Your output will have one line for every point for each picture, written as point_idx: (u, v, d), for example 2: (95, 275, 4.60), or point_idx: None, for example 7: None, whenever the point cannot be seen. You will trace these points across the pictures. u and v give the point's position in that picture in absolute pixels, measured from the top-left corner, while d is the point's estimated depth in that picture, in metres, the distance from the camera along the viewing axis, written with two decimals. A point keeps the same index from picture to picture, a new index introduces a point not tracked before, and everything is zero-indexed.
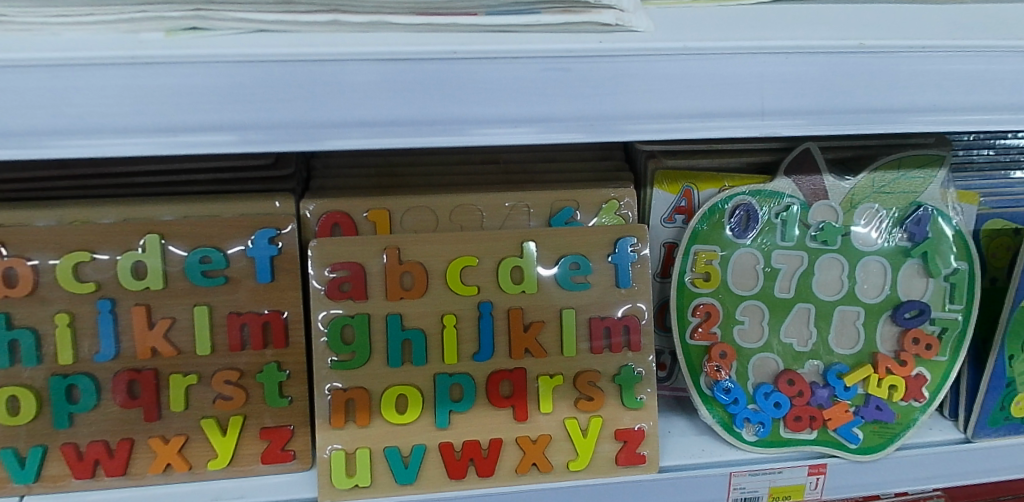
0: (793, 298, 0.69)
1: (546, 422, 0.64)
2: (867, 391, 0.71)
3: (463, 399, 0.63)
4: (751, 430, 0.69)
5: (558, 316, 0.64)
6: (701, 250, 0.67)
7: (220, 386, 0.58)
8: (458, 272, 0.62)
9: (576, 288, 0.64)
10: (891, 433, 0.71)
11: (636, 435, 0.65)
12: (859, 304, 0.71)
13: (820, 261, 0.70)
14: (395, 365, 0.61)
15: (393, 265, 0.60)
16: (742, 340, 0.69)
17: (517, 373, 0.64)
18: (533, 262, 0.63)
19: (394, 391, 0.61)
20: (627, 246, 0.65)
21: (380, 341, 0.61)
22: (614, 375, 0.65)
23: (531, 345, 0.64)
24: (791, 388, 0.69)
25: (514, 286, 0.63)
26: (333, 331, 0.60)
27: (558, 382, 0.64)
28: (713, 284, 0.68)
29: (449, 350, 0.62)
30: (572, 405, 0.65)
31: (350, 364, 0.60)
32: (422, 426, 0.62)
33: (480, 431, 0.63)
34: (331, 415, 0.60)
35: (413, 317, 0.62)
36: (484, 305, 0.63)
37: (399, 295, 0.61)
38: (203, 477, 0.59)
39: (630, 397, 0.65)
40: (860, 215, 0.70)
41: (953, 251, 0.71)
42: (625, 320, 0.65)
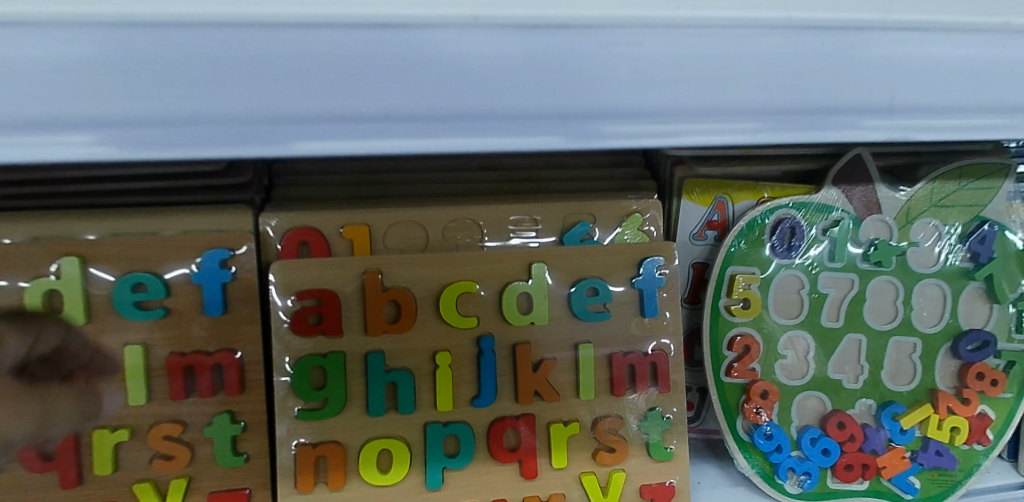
0: (841, 328, 0.60)
1: (558, 479, 0.54)
2: (926, 434, 0.61)
3: (460, 454, 0.52)
4: (795, 481, 0.59)
5: (573, 352, 0.54)
6: (738, 272, 0.57)
7: (157, 443, 0.47)
8: (454, 300, 0.51)
9: (593, 319, 0.54)
10: (951, 481, 0.62)
11: (664, 491, 0.55)
12: (916, 334, 0.61)
13: (872, 285, 0.60)
14: (377, 414, 0.51)
15: (375, 292, 0.50)
16: (785, 377, 0.59)
17: (525, 420, 0.53)
18: (544, 289, 0.53)
19: (375, 445, 0.50)
20: (654, 268, 0.55)
21: (357, 385, 0.50)
22: (639, 421, 0.55)
23: (541, 386, 0.53)
24: (842, 433, 0.59)
25: (520, 316, 0.53)
26: (300, 374, 0.49)
27: (573, 430, 0.54)
28: (752, 311, 0.58)
29: (444, 394, 0.52)
30: (590, 457, 0.54)
31: (320, 414, 0.50)
32: (410, 487, 0.51)
33: (480, 491, 0.52)
34: (297, 476, 0.49)
35: (400, 355, 0.51)
36: (485, 340, 0.52)
37: (381, 329, 0.50)
38: None
39: (656, 447, 0.55)
40: (916, 232, 0.61)
41: (1018, 273, 0.62)
42: (653, 357, 0.55)
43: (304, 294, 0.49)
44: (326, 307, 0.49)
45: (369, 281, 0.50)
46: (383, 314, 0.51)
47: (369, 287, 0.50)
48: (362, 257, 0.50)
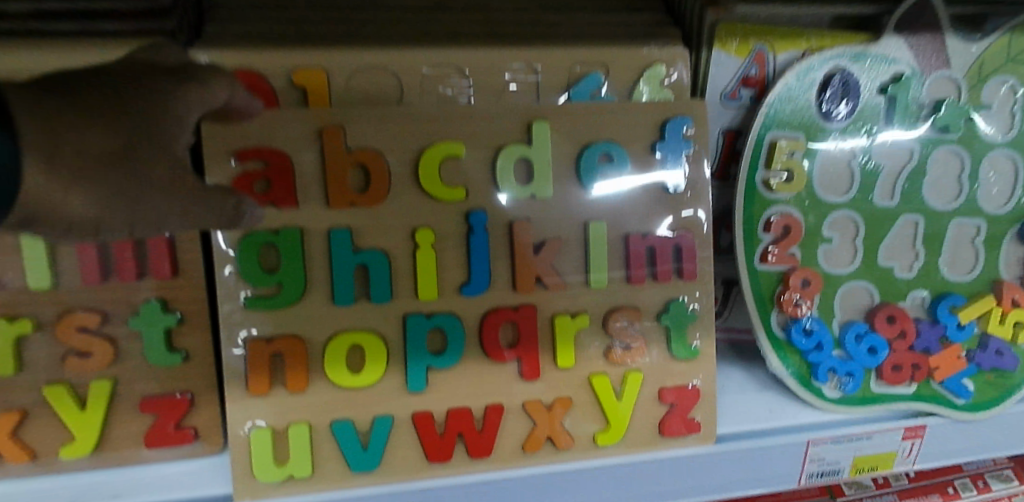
0: (897, 208, 0.51)
1: (563, 382, 0.46)
2: (985, 330, 0.53)
3: (447, 352, 0.43)
4: (835, 385, 0.51)
5: (581, 232, 0.45)
6: (779, 138, 0.48)
7: (69, 338, 0.38)
8: (435, 166, 0.42)
9: (607, 193, 0.45)
10: (1010, 384, 0.54)
11: (686, 395, 0.47)
12: (981, 216, 0.52)
13: (934, 156, 0.51)
14: (345, 304, 0.42)
15: (338, 154, 0.40)
16: (828, 265, 0.50)
17: (525, 312, 0.44)
18: (547, 154, 0.43)
19: (343, 340, 0.42)
20: (680, 129, 0.45)
21: (319, 268, 0.41)
22: (659, 314, 0.47)
23: (543, 272, 0.44)
24: (892, 328, 0.51)
25: (519, 188, 0.43)
26: (247, 253, 0.40)
27: (582, 325, 0.45)
28: (794, 187, 0.48)
29: (426, 280, 0.42)
30: (602, 355, 0.46)
31: (274, 302, 0.41)
32: (386, 390, 0.43)
33: (472, 395, 0.44)
34: (249, 377, 0.41)
35: (370, 233, 0.41)
36: (476, 215, 0.42)
37: (346, 201, 0.41)
38: (58, 470, 0.40)
39: (679, 345, 0.47)
40: (989, 92, 0.51)
41: None
42: (676, 238, 0.46)
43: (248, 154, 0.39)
44: (275, 171, 0.40)
45: (328, 140, 0.40)
46: (348, 183, 0.41)
47: (329, 148, 0.40)
48: (320, 109, 0.40)
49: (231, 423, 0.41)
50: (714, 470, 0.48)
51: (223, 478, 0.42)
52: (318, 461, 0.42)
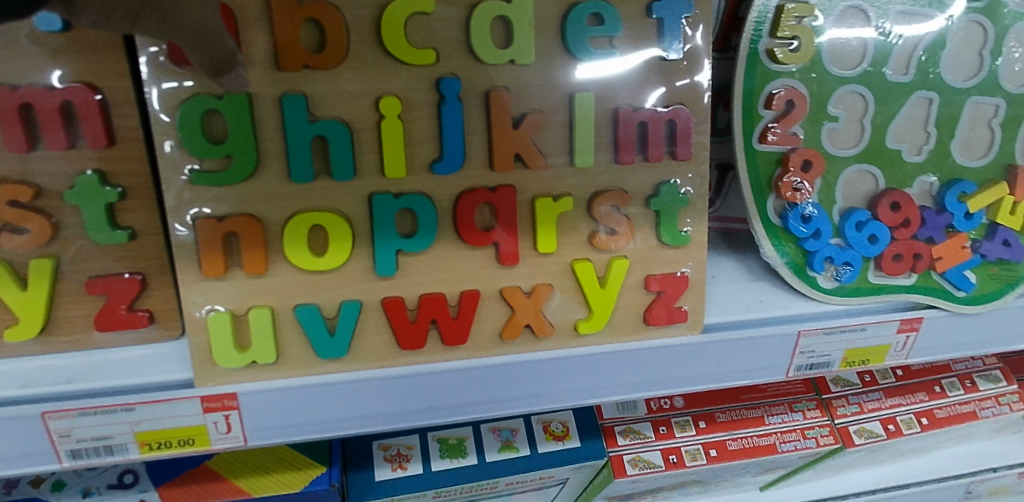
0: (911, 83, 0.46)
1: (542, 267, 0.43)
2: (995, 220, 0.50)
3: (419, 234, 0.40)
4: (831, 275, 0.48)
5: (566, 106, 0.41)
6: (786, 1, 0.43)
7: (2, 211, 0.35)
8: (400, 22, 0.37)
9: (595, 59, 0.40)
10: (1014, 277, 0.52)
11: (676, 283, 0.45)
12: (1000, 95, 0.48)
13: (953, 26, 0.46)
14: (304, 181, 0.38)
15: (289, 5, 0.36)
16: (832, 145, 0.46)
17: (503, 193, 0.41)
18: (528, 12, 0.38)
19: (303, 221, 0.38)
20: None
21: (272, 139, 0.37)
22: (650, 198, 0.43)
23: (523, 148, 0.40)
24: (896, 217, 0.48)
25: (496, 53, 0.39)
26: (189, 124, 0.36)
27: (566, 208, 0.42)
28: (801, 57, 0.44)
29: (393, 156, 0.39)
30: (586, 240, 0.43)
31: (223, 176, 0.37)
32: (353, 275, 0.40)
33: (447, 281, 0.42)
34: (202, 259, 0.38)
35: (330, 101, 0.37)
36: (447, 81, 0.38)
37: (300, 61, 0.36)
38: (7, 352, 0.38)
39: (668, 230, 0.44)
40: None
41: None
42: (670, 113, 0.42)
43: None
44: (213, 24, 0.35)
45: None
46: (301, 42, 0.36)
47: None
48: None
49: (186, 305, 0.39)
50: (705, 358, 0.46)
51: (183, 362, 0.40)
52: (283, 346, 0.40)
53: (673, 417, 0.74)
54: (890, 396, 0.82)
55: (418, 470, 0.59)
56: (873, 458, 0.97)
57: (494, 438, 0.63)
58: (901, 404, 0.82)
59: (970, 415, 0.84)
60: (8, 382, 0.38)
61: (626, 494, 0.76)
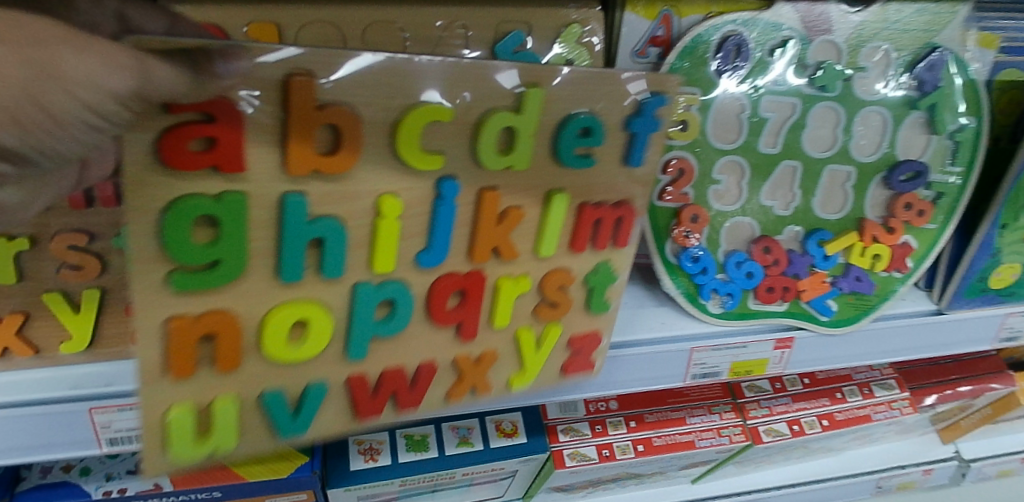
0: (778, 155, 0.59)
1: (495, 336, 0.48)
2: (849, 260, 0.63)
3: (393, 320, 0.42)
4: (717, 302, 0.61)
5: (541, 204, 0.43)
6: (679, 92, 0.55)
7: (63, 254, 0.46)
8: (415, 130, 0.36)
9: (573, 165, 0.42)
10: (868, 305, 0.65)
11: (591, 342, 0.52)
12: (852, 164, 0.61)
13: (814, 111, 0.59)
14: (291, 280, 0.38)
15: (306, 113, 0.33)
16: (717, 202, 0.59)
17: (475, 279, 0.44)
18: (532, 122, 0.39)
19: (283, 315, 0.39)
20: (659, 106, 0.42)
21: (261, 239, 0.36)
22: (588, 276, 0.49)
23: (500, 243, 0.43)
24: (767, 257, 0.60)
25: (497, 161, 0.39)
26: (179, 229, 0.33)
27: (523, 288, 0.46)
28: (690, 135, 0.56)
29: (382, 254, 0.39)
30: (530, 312, 0.48)
31: (213, 278, 0.36)
32: (327, 358, 0.42)
33: (406, 354, 0.45)
34: (169, 364, 0.38)
35: (331, 199, 0.36)
36: (446, 186, 0.38)
37: (308, 167, 0.34)
38: (57, 361, 0.48)
39: (598, 302, 0.50)
40: (866, 56, 0.58)
41: (961, 103, 0.62)
42: (620, 211, 0.46)
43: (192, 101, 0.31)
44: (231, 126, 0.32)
45: (297, 87, 0.32)
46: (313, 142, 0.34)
47: (295, 102, 0.32)
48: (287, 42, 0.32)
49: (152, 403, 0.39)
50: (612, 370, 0.58)
51: None
52: (242, 424, 0.42)
53: (608, 418, 0.86)
54: (796, 401, 0.95)
55: (387, 462, 0.71)
56: (790, 456, 1.10)
57: (452, 435, 0.74)
58: (806, 407, 0.95)
59: (865, 418, 0.97)
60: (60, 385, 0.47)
61: (568, 484, 0.89)
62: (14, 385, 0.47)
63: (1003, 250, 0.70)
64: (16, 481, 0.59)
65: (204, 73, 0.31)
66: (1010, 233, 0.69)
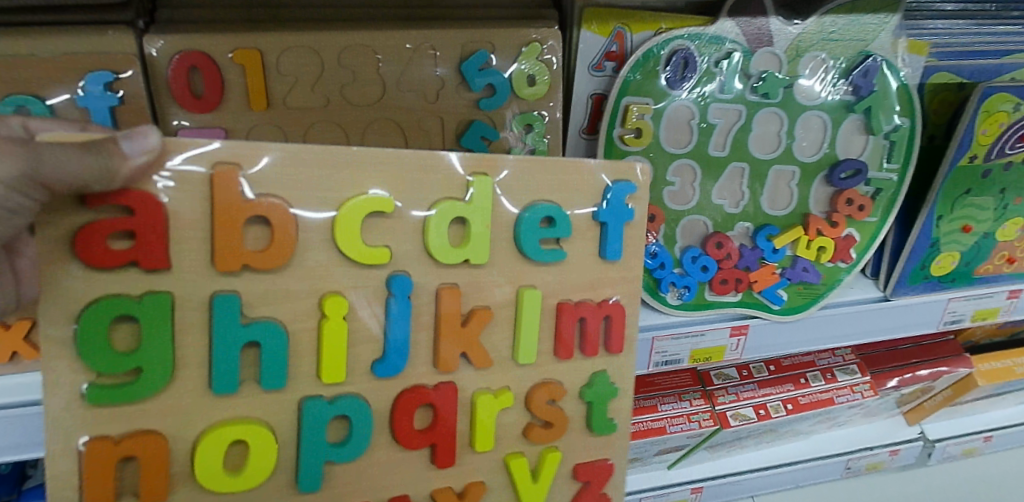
0: (727, 157, 0.64)
1: (482, 466, 0.49)
2: (796, 253, 0.68)
3: (346, 445, 0.44)
4: (675, 295, 0.66)
5: (512, 303, 0.47)
6: (633, 102, 0.60)
7: None
8: (359, 220, 0.41)
9: (545, 258, 0.47)
10: (816, 294, 0.70)
11: (601, 471, 0.52)
12: (796, 163, 0.66)
13: (758, 116, 0.64)
14: (227, 390, 0.41)
15: (233, 210, 0.39)
16: (673, 202, 0.64)
17: (442, 391, 0.46)
18: (483, 210, 0.44)
19: (219, 436, 0.41)
20: (621, 195, 0.48)
21: (189, 347, 0.40)
22: (584, 390, 0.51)
23: (469, 350, 0.46)
24: (720, 252, 0.66)
25: (450, 255, 0.44)
26: (92, 330, 0.38)
27: (505, 401, 0.48)
28: (644, 141, 0.61)
29: (331, 365, 0.43)
30: (519, 435, 0.50)
31: (133, 387, 0.39)
32: (276, 488, 0.44)
33: (370, 488, 0.46)
34: (93, 491, 0.40)
35: (260, 303, 0.41)
36: (399, 280, 0.43)
37: (237, 262, 0.40)
38: None
39: (601, 423, 0.52)
40: (805, 64, 0.64)
41: (896, 105, 0.67)
42: (608, 309, 0.49)
43: (106, 199, 0.37)
44: (143, 224, 0.38)
45: (221, 179, 0.39)
46: (243, 240, 0.40)
47: (219, 196, 0.39)
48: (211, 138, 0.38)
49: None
50: None
51: None
52: None
53: None
54: (762, 387, 1.00)
55: None
56: (760, 440, 1.15)
57: None
58: (772, 392, 1.01)
59: (828, 401, 1.02)
60: None
61: None
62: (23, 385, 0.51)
63: (942, 239, 0.75)
64: (23, 479, 0.63)
65: (109, 157, 0.36)
66: (947, 223, 0.74)
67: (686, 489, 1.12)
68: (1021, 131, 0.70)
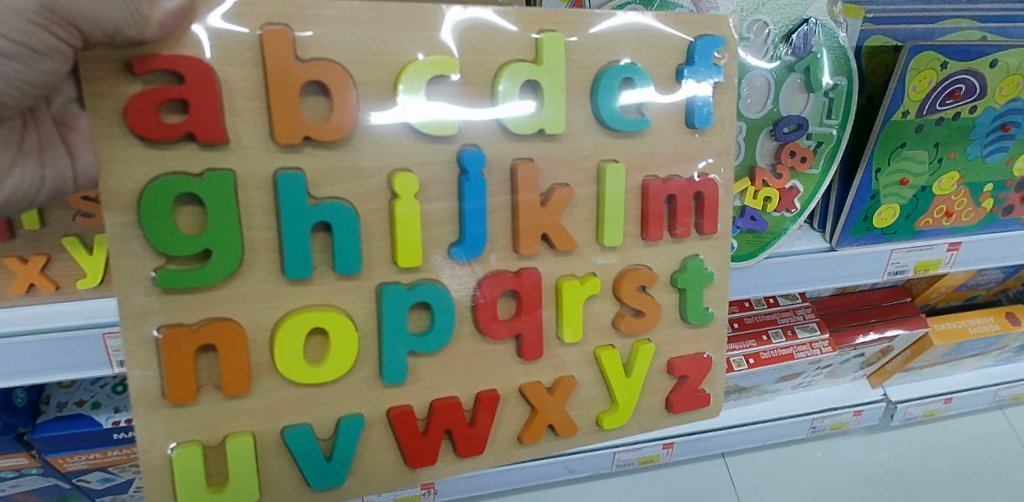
0: None
1: (569, 359, 0.58)
2: (744, 203, 0.76)
3: (426, 337, 0.52)
4: None
5: (597, 198, 0.55)
6: None
7: (79, 205, 0.65)
8: (427, 75, 0.48)
9: (633, 127, 0.55)
10: (763, 242, 0.78)
11: (702, 363, 0.62)
12: (743, 120, 0.73)
13: None
14: (305, 275, 0.48)
15: (290, 75, 0.45)
16: None
17: (528, 274, 0.54)
18: (556, 64, 0.51)
19: (298, 324, 0.49)
20: (706, 56, 0.56)
21: (257, 234, 0.47)
22: (682, 274, 0.59)
23: (551, 237, 0.54)
24: None
25: (530, 121, 0.51)
26: (162, 210, 0.45)
27: (592, 287, 0.56)
28: None
29: (407, 253, 0.50)
30: (612, 329, 0.59)
31: (209, 267, 0.46)
32: (362, 385, 0.52)
33: (457, 385, 0.55)
34: (173, 391, 0.48)
35: (325, 188, 0.48)
36: (472, 156, 0.50)
37: (299, 134, 0.46)
38: (72, 296, 0.67)
39: (697, 314, 0.61)
40: (748, 29, 0.70)
41: (830, 67, 0.73)
42: (703, 184, 0.58)
43: (154, 70, 0.43)
44: (196, 84, 0.43)
45: (271, 40, 0.44)
46: (303, 110, 0.46)
47: (278, 67, 0.45)
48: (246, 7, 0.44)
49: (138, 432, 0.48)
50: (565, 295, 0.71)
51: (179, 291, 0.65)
52: (267, 469, 0.51)
53: None
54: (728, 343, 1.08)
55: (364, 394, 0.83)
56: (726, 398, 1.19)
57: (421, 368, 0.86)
58: (736, 347, 1.08)
59: (788, 356, 1.09)
60: (80, 311, 0.66)
61: None
62: (39, 312, 0.65)
63: (881, 192, 0.82)
64: (37, 413, 0.78)
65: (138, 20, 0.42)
66: (884, 177, 0.81)
67: (659, 444, 1.19)
68: (950, 88, 0.77)
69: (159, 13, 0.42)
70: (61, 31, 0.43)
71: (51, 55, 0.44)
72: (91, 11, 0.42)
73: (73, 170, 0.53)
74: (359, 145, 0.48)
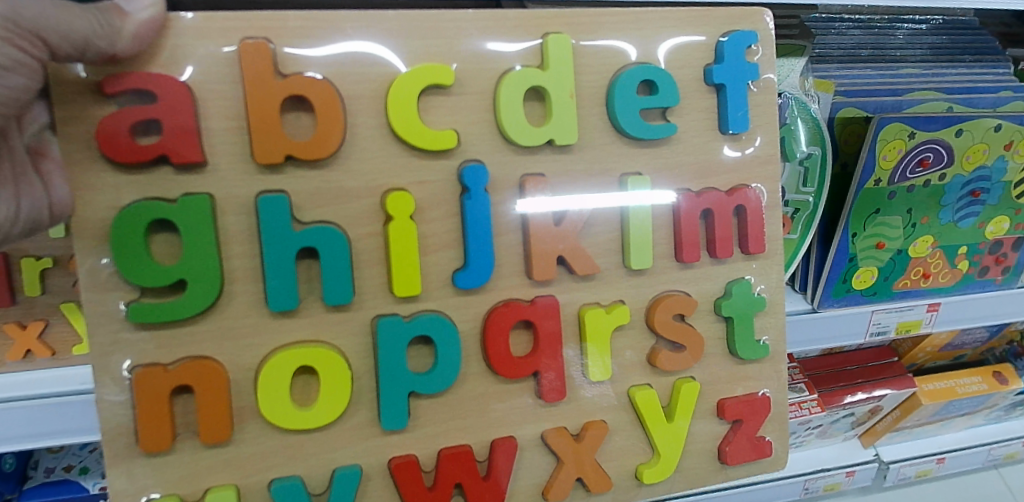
0: None
1: (586, 406, 0.59)
2: None
3: (426, 380, 0.53)
4: None
5: (625, 224, 0.58)
6: None
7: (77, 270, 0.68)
8: (420, 82, 0.51)
9: (660, 134, 0.57)
10: None
11: (760, 402, 0.63)
12: None
13: None
14: (293, 306, 0.50)
15: (273, 86, 0.48)
16: None
17: (542, 304, 0.56)
18: (566, 67, 0.55)
19: (284, 360, 0.50)
20: (733, 52, 0.59)
21: (237, 263, 0.50)
22: (722, 302, 0.61)
23: (567, 261, 0.56)
24: None
25: (541, 132, 0.54)
26: (138, 241, 0.47)
27: (622, 318, 0.58)
28: None
29: (409, 283, 0.52)
30: (644, 370, 0.60)
31: (189, 291, 0.48)
32: (363, 425, 0.53)
33: (460, 431, 0.55)
34: (149, 438, 0.49)
35: (313, 209, 0.50)
36: (474, 171, 0.53)
37: (285, 149, 0.49)
38: (67, 362, 0.68)
39: (750, 348, 0.62)
40: None
41: (806, 137, 0.78)
42: (740, 197, 0.60)
43: (125, 90, 0.46)
44: (168, 103, 0.47)
45: (255, 50, 0.48)
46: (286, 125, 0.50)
47: (261, 76, 0.48)
48: (231, 22, 0.48)
49: (115, 480, 0.49)
50: None
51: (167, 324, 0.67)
52: None
53: None
54: None
55: None
56: None
57: None
58: None
59: None
60: (67, 374, 0.67)
61: None
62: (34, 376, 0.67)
63: (859, 255, 0.85)
64: (25, 480, 0.78)
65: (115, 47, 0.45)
66: (861, 240, 0.84)
67: None
68: (919, 156, 0.81)
69: (131, 24, 0.45)
70: (28, 44, 0.44)
71: (17, 70, 0.45)
72: (66, 25, 0.44)
73: (48, 199, 0.51)
74: (343, 163, 0.51)
